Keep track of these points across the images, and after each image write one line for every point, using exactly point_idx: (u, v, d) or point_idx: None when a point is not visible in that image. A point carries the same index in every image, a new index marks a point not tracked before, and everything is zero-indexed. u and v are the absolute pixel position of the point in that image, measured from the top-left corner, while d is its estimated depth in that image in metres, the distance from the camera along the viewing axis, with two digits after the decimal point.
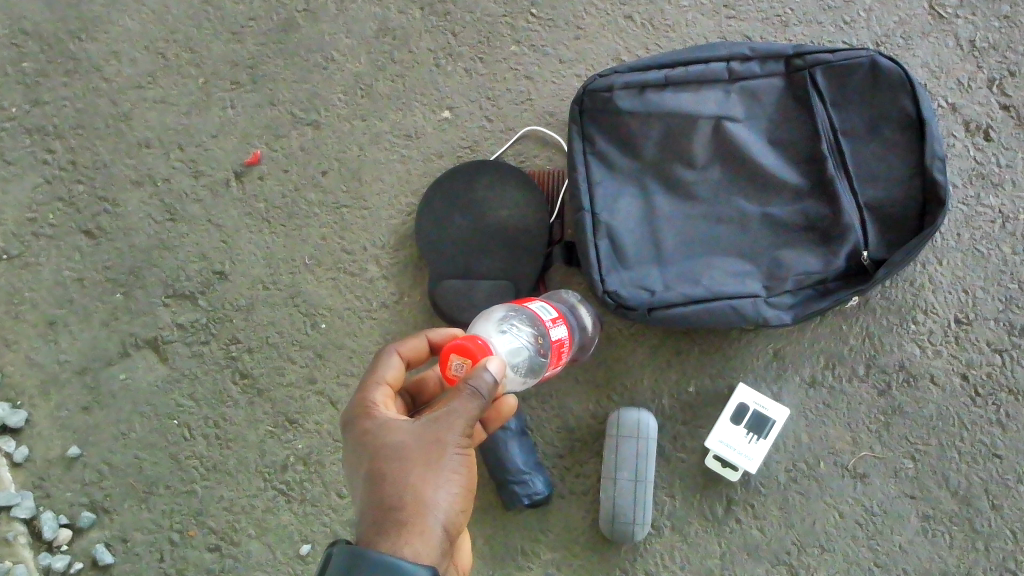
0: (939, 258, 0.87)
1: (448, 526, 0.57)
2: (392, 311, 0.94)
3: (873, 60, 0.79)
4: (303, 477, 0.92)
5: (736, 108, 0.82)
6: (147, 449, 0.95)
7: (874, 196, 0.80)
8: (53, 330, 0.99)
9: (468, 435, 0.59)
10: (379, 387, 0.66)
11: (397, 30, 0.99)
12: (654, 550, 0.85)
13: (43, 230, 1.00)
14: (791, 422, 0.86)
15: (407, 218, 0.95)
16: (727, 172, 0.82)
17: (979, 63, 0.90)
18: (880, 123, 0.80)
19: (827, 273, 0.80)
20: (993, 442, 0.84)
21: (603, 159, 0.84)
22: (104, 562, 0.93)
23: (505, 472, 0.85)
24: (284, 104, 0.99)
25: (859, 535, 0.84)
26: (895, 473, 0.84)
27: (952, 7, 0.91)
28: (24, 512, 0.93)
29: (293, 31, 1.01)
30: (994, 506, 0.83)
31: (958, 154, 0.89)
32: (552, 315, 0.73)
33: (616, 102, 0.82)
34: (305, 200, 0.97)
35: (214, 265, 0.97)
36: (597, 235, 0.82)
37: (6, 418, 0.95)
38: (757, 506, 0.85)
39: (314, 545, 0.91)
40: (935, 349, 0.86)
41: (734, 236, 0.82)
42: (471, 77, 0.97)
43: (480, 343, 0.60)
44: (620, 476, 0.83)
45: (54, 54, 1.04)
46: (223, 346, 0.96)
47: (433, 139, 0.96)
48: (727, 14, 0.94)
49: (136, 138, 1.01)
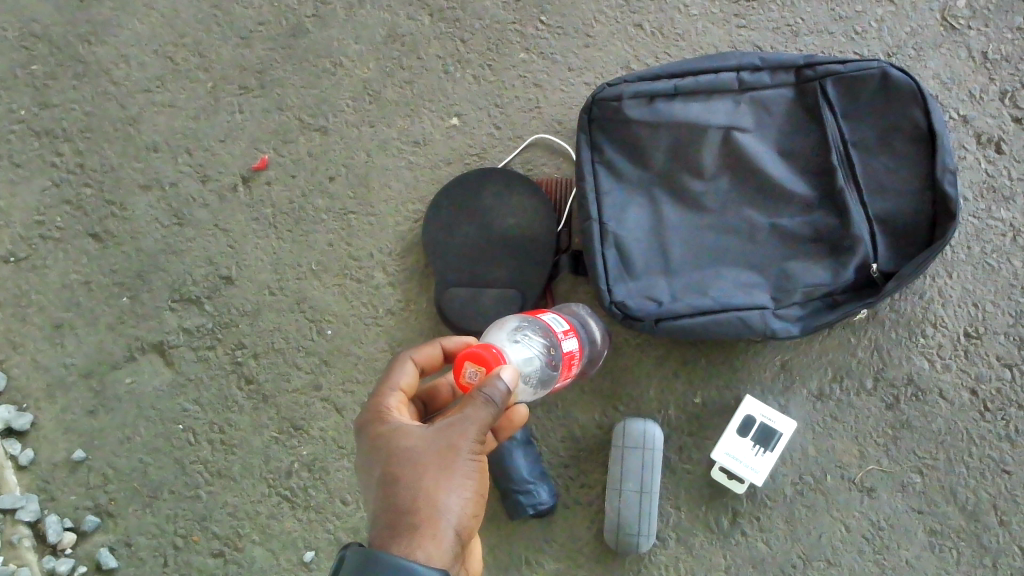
0: (950, 271, 0.86)
1: (460, 531, 0.57)
2: (398, 318, 0.94)
3: (885, 71, 0.78)
4: (309, 484, 0.92)
5: (746, 118, 0.81)
6: (152, 453, 0.95)
7: (884, 209, 0.79)
8: (60, 333, 0.99)
9: (481, 442, 0.59)
10: (392, 393, 0.66)
11: (406, 36, 0.99)
12: (659, 562, 0.85)
13: (50, 233, 1.00)
14: (798, 434, 0.86)
15: (414, 225, 0.95)
16: (735, 182, 0.82)
17: (992, 75, 0.89)
18: (890, 135, 0.79)
19: (835, 285, 0.79)
20: (1001, 458, 0.83)
21: (611, 168, 0.83)
22: (108, 566, 0.93)
23: (510, 482, 0.85)
24: (293, 110, 0.99)
25: (866, 549, 0.83)
26: (902, 488, 0.84)
27: (964, 19, 0.91)
28: (29, 515, 0.93)
29: (302, 37, 1.00)
30: (1002, 522, 0.82)
31: (969, 167, 0.88)
32: (564, 327, 0.74)
33: (625, 111, 0.82)
34: (313, 205, 0.97)
35: (221, 270, 0.97)
36: (604, 245, 0.82)
37: (12, 421, 0.96)
38: (763, 519, 0.85)
39: (318, 552, 0.91)
40: (944, 363, 0.85)
41: (742, 247, 0.82)
42: (480, 84, 0.97)
43: (495, 351, 0.60)
44: (626, 488, 0.83)
45: (64, 58, 1.04)
46: (229, 351, 0.96)
47: (441, 146, 0.96)
48: (738, 24, 0.94)
49: (144, 142, 1.01)
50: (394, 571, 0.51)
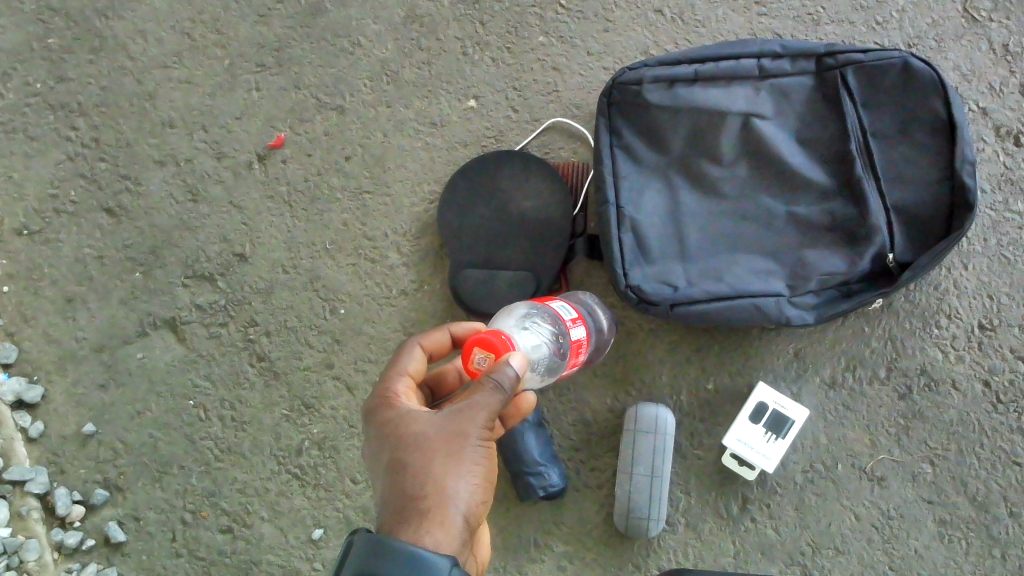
0: (965, 262, 0.86)
1: (468, 518, 0.57)
2: (412, 299, 0.94)
3: (906, 60, 0.78)
4: (318, 462, 0.92)
5: (766, 105, 0.81)
6: (162, 428, 0.96)
7: (901, 199, 0.79)
8: (72, 307, 0.99)
9: (490, 428, 0.59)
10: (401, 379, 0.65)
11: (425, 17, 0.98)
12: (668, 546, 0.85)
13: (64, 207, 1.00)
14: (810, 422, 0.86)
15: (430, 206, 0.95)
16: (753, 169, 0.82)
17: (1013, 67, 0.89)
18: (910, 125, 0.79)
19: (851, 274, 0.79)
20: (1013, 450, 0.83)
21: (629, 152, 0.83)
22: (116, 540, 0.93)
23: (521, 463, 0.85)
24: (310, 88, 0.99)
25: (875, 538, 0.83)
26: (912, 478, 0.84)
27: (986, 11, 0.90)
28: (38, 487, 0.93)
29: (320, 15, 1.00)
30: (1012, 513, 0.82)
31: (987, 159, 0.88)
32: (572, 315, 0.74)
33: (644, 95, 0.82)
34: (328, 184, 0.97)
35: (235, 248, 0.97)
36: (621, 228, 0.82)
37: (23, 393, 0.96)
38: (772, 506, 0.85)
39: (326, 530, 0.91)
40: (958, 354, 0.85)
41: (758, 233, 0.82)
42: (498, 67, 0.96)
43: (504, 338, 0.60)
44: (637, 471, 0.83)
45: (81, 32, 1.04)
46: (242, 328, 0.96)
47: (458, 128, 0.96)
48: (758, 11, 0.93)
49: (160, 118, 1.01)
50: (403, 556, 0.49)
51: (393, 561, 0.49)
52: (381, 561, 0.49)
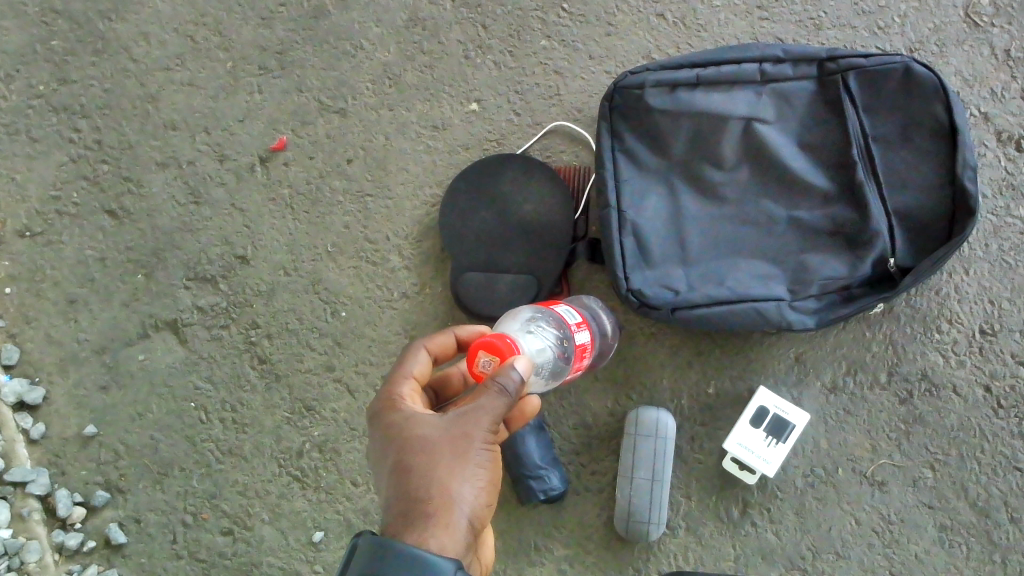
0: (967, 267, 0.86)
1: (473, 520, 0.57)
2: (413, 302, 0.94)
3: (908, 65, 0.78)
4: (319, 464, 0.93)
5: (768, 109, 0.81)
6: (163, 430, 0.96)
7: (901, 204, 0.79)
8: (74, 309, 0.99)
9: (494, 431, 0.59)
10: (406, 381, 0.65)
11: (427, 20, 0.99)
12: (668, 550, 0.85)
13: (66, 209, 1.01)
14: (811, 427, 0.86)
15: (431, 209, 0.95)
16: (755, 173, 0.82)
17: (1014, 73, 0.89)
18: (911, 130, 0.79)
19: (851, 279, 0.79)
20: (1014, 455, 0.83)
21: (631, 156, 0.83)
22: (117, 542, 0.93)
23: (522, 467, 0.85)
24: (312, 91, 0.99)
25: (876, 543, 0.83)
26: (913, 482, 0.84)
27: (988, 16, 0.91)
28: (39, 488, 0.93)
29: (322, 18, 1.00)
30: (1012, 519, 0.82)
31: (988, 164, 0.88)
32: (577, 319, 0.74)
33: (646, 100, 0.82)
34: (330, 186, 0.97)
35: (237, 250, 0.97)
36: (622, 232, 0.82)
37: (25, 394, 0.96)
38: (773, 510, 0.85)
39: (326, 533, 0.91)
40: (959, 359, 0.85)
41: (759, 237, 0.82)
42: (499, 70, 0.97)
43: (509, 341, 0.60)
44: (638, 476, 0.83)
45: (83, 34, 1.04)
46: (244, 330, 0.96)
47: (460, 131, 0.96)
48: (760, 16, 0.93)
49: (163, 120, 1.01)
50: (408, 559, 0.49)
51: (396, 564, 0.49)
52: (384, 564, 0.49)
